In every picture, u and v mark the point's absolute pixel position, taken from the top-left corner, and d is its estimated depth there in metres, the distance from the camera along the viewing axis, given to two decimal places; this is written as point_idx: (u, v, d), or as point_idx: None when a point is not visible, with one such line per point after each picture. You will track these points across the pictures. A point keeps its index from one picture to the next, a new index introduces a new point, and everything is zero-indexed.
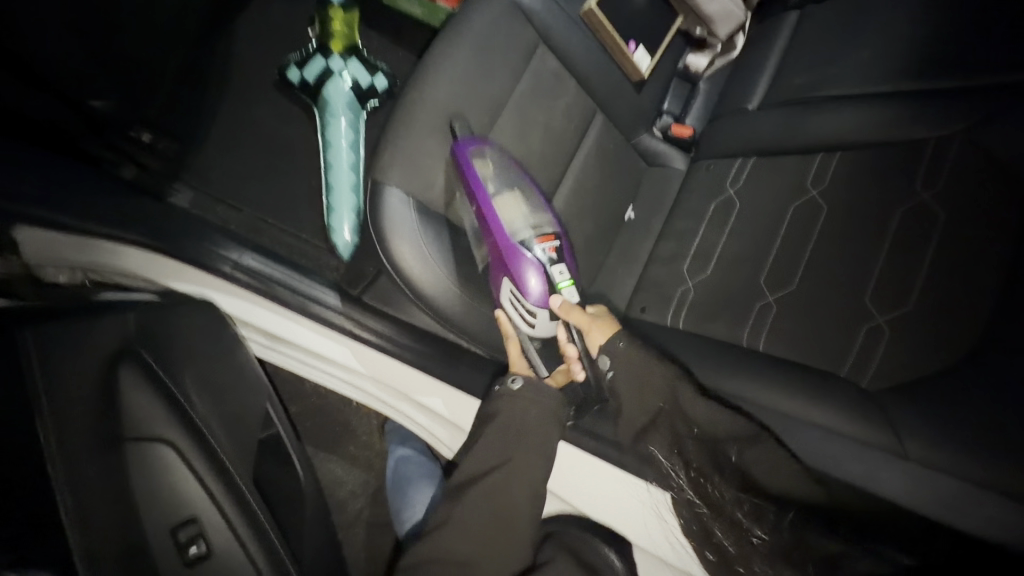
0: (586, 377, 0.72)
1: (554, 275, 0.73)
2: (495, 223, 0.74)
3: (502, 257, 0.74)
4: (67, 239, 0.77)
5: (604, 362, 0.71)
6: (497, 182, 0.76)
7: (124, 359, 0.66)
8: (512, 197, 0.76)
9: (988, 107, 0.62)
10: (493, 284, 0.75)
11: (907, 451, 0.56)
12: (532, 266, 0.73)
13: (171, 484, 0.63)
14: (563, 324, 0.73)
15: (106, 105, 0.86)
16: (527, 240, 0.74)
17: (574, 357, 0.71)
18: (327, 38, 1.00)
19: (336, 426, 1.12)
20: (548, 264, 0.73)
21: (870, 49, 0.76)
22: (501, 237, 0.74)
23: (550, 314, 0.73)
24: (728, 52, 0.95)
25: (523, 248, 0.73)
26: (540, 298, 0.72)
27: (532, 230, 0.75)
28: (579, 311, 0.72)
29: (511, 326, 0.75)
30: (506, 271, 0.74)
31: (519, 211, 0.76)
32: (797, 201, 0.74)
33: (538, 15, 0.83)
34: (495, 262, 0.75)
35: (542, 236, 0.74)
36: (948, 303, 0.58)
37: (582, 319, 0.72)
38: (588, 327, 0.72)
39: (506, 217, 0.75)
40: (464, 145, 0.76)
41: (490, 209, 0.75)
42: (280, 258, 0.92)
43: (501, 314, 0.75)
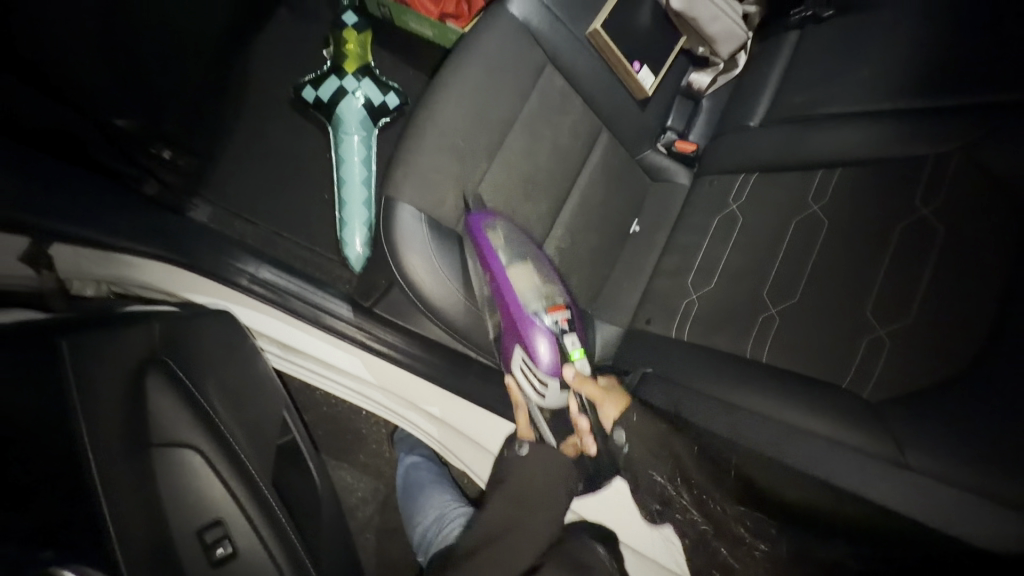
0: (597, 450, 0.77)
1: (566, 345, 0.80)
2: (510, 299, 0.81)
3: (513, 329, 0.81)
4: (93, 254, 0.79)
5: (617, 434, 0.75)
6: (509, 254, 0.81)
7: (151, 368, 0.69)
8: (524, 267, 0.82)
9: (986, 124, 0.64)
10: (506, 352, 0.82)
11: (908, 461, 0.57)
12: (543, 334, 0.80)
13: (199, 487, 0.66)
14: (575, 398, 0.79)
15: (129, 124, 0.88)
16: (540, 312, 0.81)
17: (586, 433, 0.77)
18: (340, 58, 1.03)
19: (347, 434, 1.14)
20: (559, 333, 0.81)
21: (869, 68, 0.78)
22: (516, 311, 0.80)
23: (561, 386, 0.80)
24: (730, 70, 0.98)
25: (536, 318, 0.80)
26: (552, 369, 0.79)
27: (545, 304, 0.81)
28: (590, 382, 0.79)
29: (521, 392, 0.81)
30: (519, 343, 0.80)
31: (530, 282, 0.82)
32: (798, 215, 0.76)
33: (546, 37, 0.86)
34: (508, 328, 0.81)
35: (554, 308, 0.81)
36: (947, 316, 0.59)
37: (594, 390, 0.79)
38: (598, 400, 0.78)
39: (518, 286, 0.81)
40: (477, 219, 0.81)
41: (506, 284, 0.81)
42: (295, 271, 0.95)
43: (516, 385, 0.81)
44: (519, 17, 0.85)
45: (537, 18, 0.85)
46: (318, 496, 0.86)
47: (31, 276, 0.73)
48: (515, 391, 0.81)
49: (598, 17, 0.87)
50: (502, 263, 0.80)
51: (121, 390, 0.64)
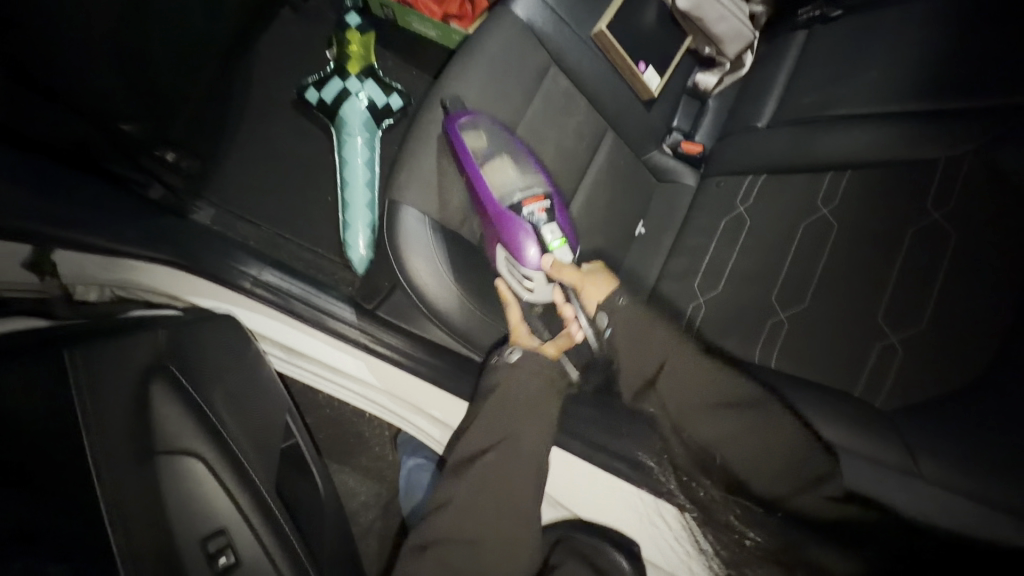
0: (584, 336, 0.76)
1: (545, 234, 0.77)
2: (485, 195, 0.79)
3: (494, 228, 0.78)
4: (98, 260, 0.80)
5: (602, 319, 0.76)
6: (488, 148, 0.79)
7: (156, 375, 0.69)
8: (500, 159, 0.79)
9: (998, 128, 0.63)
10: (490, 253, 0.80)
11: None
12: (526, 233, 0.77)
13: (203, 495, 0.65)
14: (559, 286, 0.79)
15: (137, 129, 0.83)
16: (517, 204, 0.78)
17: (573, 319, 0.77)
18: (344, 59, 1.03)
19: (350, 437, 1.13)
20: (539, 225, 0.77)
21: (878, 69, 0.77)
22: (492, 207, 0.78)
23: (544, 277, 0.78)
24: (737, 70, 0.97)
25: (516, 214, 0.77)
26: (534, 265, 0.77)
27: (520, 195, 0.78)
28: (570, 269, 0.76)
29: (508, 288, 0.78)
30: (502, 243, 0.78)
31: (507, 173, 0.79)
32: (807, 218, 0.75)
33: (551, 37, 0.85)
34: (490, 233, 0.80)
35: (529, 199, 0.78)
36: (961, 321, 0.58)
37: (574, 277, 0.77)
38: (581, 285, 0.77)
39: (495, 184, 0.79)
40: (455, 119, 0.79)
41: (479, 178, 0.79)
42: (299, 274, 0.95)
43: (501, 284, 0.79)
44: (523, 18, 0.84)
45: (542, 18, 0.85)
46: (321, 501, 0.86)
47: (33, 279, 0.76)
48: (505, 294, 0.78)
49: (603, 18, 0.86)
50: (476, 161, 0.78)
51: (128, 398, 0.64)
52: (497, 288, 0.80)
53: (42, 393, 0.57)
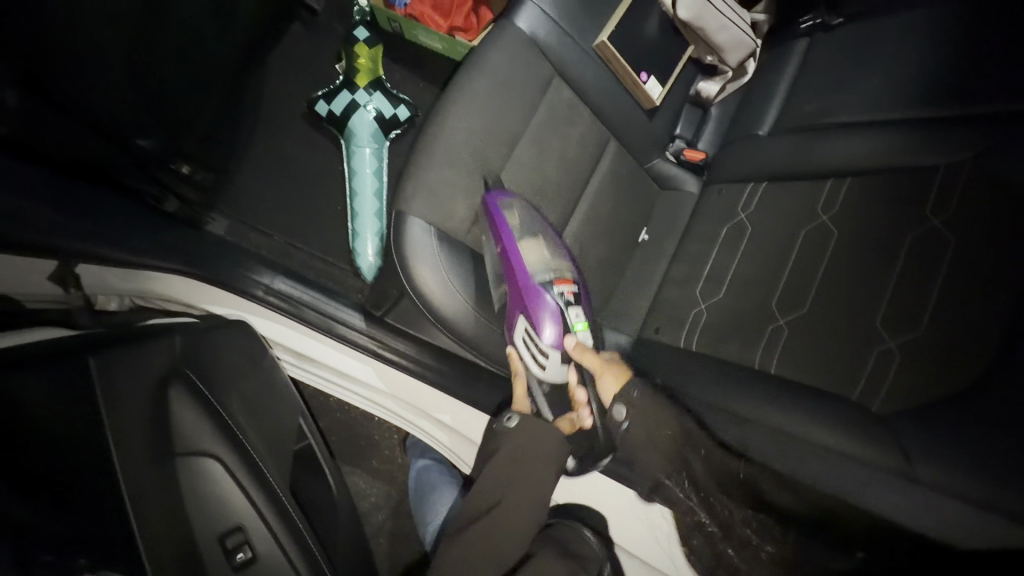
0: (593, 425, 0.78)
1: (570, 317, 0.80)
2: (519, 269, 0.80)
3: (518, 298, 0.80)
4: (120, 271, 0.84)
5: (617, 412, 0.74)
6: (523, 231, 0.81)
7: (175, 381, 0.71)
8: (535, 241, 0.82)
9: (995, 137, 0.64)
10: (510, 322, 0.81)
11: (917, 475, 0.56)
12: (549, 314, 0.80)
13: (221, 493, 0.68)
14: (575, 369, 0.80)
15: (151, 143, 0.83)
16: (548, 283, 0.81)
17: (584, 406, 0.79)
18: (352, 73, 1.05)
19: (360, 440, 1.16)
20: (565, 308, 0.81)
21: (877, 77, 0.77)
22: (522, 279, 0.80)
23: (563, 356, 0.80)
24: (739, 77, 0.98)
25: (545, 292, 0.80)
26: (556, 342, 0.79)
27: (551, 274, 0.82)
28: (592, 355, 0.79)
29: (521, 364, 0.81)
30: (525, 313, 0.80)
31: (541, 255, 0.82)
32: (807, 225, 0.76)
33: (553, 50, 0.87)
34: (512, 300, 0.82)
35: (560, 281, 0.81)
36: (957, 328, 0.59)
37: (594, 363, 0.79)
38: (598, 372, 0.79)
39: (527, 258, 0.81)
40: (494, 197, 0.81)
41: (518, 261, 0.80)
42: (309, 281, 0.97)
43: (517, 355, 0.81)
44: (526, 31, 0.86)
45: (545, 31, 0.86)
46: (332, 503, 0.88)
47: (58, 291, 0.80)
48: (517, 367, 0.81)
49: (605, 29, 0.88)
50: (515, 239, 0.80)
51: (147, 403, 0.67)
52: (507, 354, 0.83)
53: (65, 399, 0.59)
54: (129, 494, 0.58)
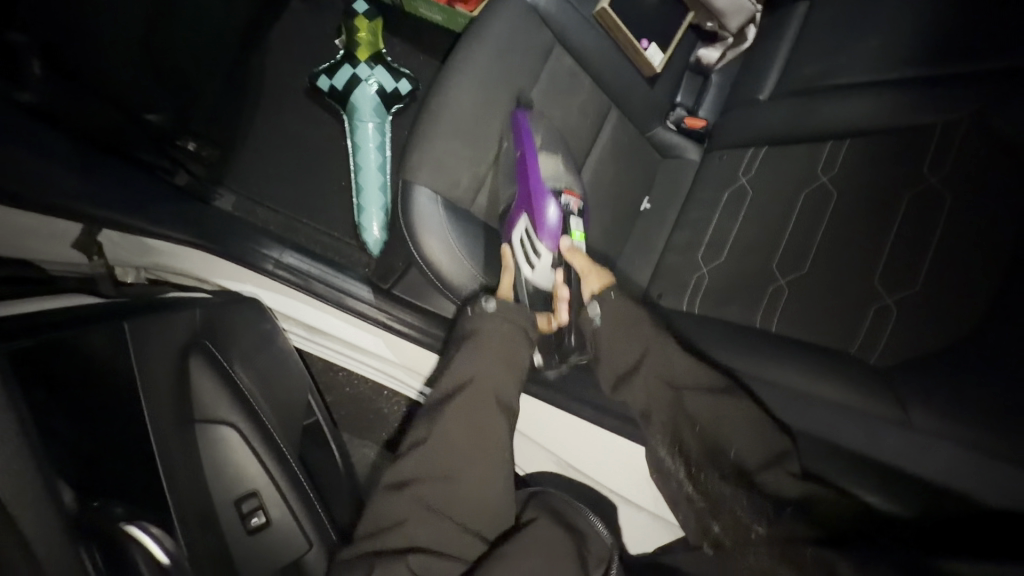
0: (571, 325, 0.78)
1: (572, 224, 0.82)
2: (531, 164, 0.82)
3: (525, 197, 0.82)
4: (132, 246, 0.85)
5: (592, 307, 0.75)
6: (545, 141, 0.84)
7: (195, 351, 0.74)
8: (552, 156, 0.85)
9: (994, 92, 0.64)
10: (512, 220, 0.82)
11: (911, 420, 0.59)
12: (553, 205, 0.80)
13: (236, 461, 0.70)
14: (563, 270, 0.80)
15: (160, 119, 0.85)
16: (557, 191, 0.83)
17: (563, 299, 0.78)
18: (353, 47, 1.06)
19: (368, 413, 1.19)
20: (568, 212, 0.82)
21: (877, 38, 0.78)
22: (533, 175, 0.82)
23: (554, 259, 0.80)
24: (740, 43, 0.97)
25: (554, 194, 0.82)
26: (554, 233, 0.79)
27: (559, 186, 0.85)
28: (580, 255, 0.79)
29: (514, 260, 0.79)
30: (527, 212, 0.81)
31: (554, 168, 0.85)
32: (808, 187, 0.77)
33: (554, 18, 0.87)
34: (521, 200, 0.83)
35: (567, 191, 0.84)
36: (956, 282, 0.60)
37: (582, 263, 0.79)
38: (584, 273, 0.79)
39: (543, 167, 0.83)
40: (522, 114, 0.85)
41: (531, 157, 0.82)
42: (316, 256, 1.00)
43: (510, 251, 0.79)
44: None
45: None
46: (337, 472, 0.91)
47: (83, 261, 0.81)
48: (508, 262, 0.78)
49: None
50: (535, 142, 0.83)
51: (172, 368, 0.69)
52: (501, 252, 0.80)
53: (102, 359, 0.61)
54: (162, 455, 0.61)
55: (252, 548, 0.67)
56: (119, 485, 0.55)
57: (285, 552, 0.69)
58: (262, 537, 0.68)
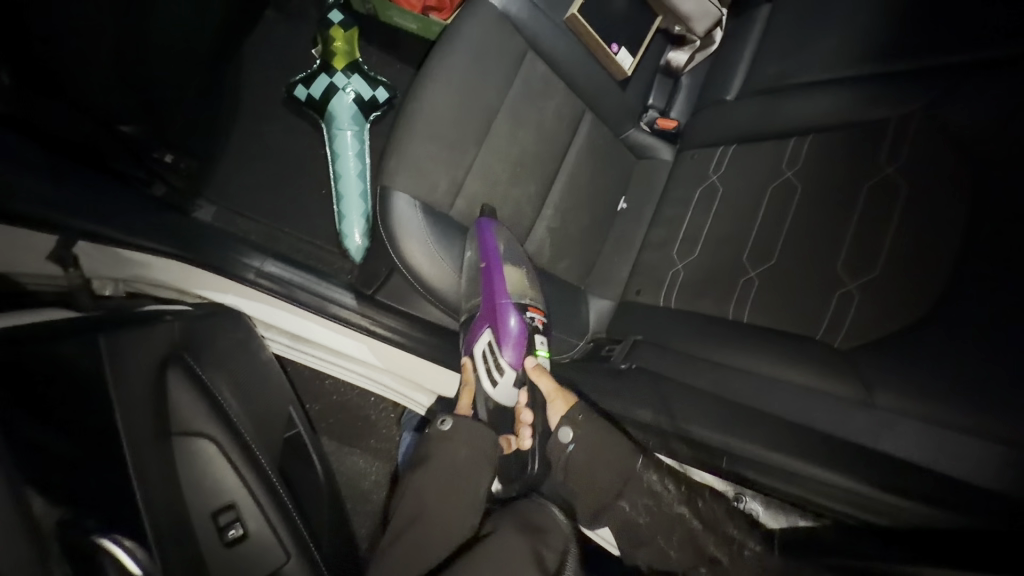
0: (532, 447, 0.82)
1: (535, 342, 0.85)
2: (500, 294, 0.84)
3: (490, 314, 0.85)
4: (109, 257, 0.85)
5: (564, 434, 0.74)
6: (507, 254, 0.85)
7: (173, 364, 0.73)
8: (518, 272, 0.86)
9: (940, 87, 0.68)
10: (475, 332, 0.85)
11: (876, 400, 0.61)
12: (514, 341, 0.83)
13: (214, 473, 0.70)
14: (525, 389, 0.84)
15: (136, 130, 0.85)
16: (522, 306, 0.85)
17: (526, 424, 0.82)
18: (330, 56, 1.06)
19: (357, 421, 1.19)
20: (532, 331, 0.85)
21: (834, 37, 0.81)
22: (499, 298, 0.84)
23: (518, 378, 0.84)
24: (708, 46, 1.01)
25: (517, 312, 0.84)
26: (515, 363, 0.83)
27: (525, 301, 0.86)
28: (545, 376, 0.82)
29: (474, 373, 0.85)
30: (491, 327, 0.84)
31: (519, 281, 0.86)
32: (773, 182, 0.80)
33: (525, 24, 0.89)
34: (483, 314, 0.85)
35: (533, 307, 0.86)
36: (913, 267, 0.63)
37: (550, 385, 0.81)
38: (551, 396, 0.80)
39: (509, 281, 0.85)
40: (486, 225, 0.85)
41: (502, 294, 0.84)
42: (299, 265, 0.99)
43: (471, 365, 0.85)
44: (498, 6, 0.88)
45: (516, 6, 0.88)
46: (322, 481, 0.91)
47: (57, 272, 0.79)
48: (470, 375, 0.85)
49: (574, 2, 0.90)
50: (500, 256, 0.84)
51: (148, 380, 0.69)
52: (463, 364, 0.87)
53: (74, 372, 0.61)
54: (137, 470, 0.61)
55: (225, 560, 0.67)
56: (95, 499, 0.54)
57: (262, 562, 0.69)
58: (239, 549, 0.68)
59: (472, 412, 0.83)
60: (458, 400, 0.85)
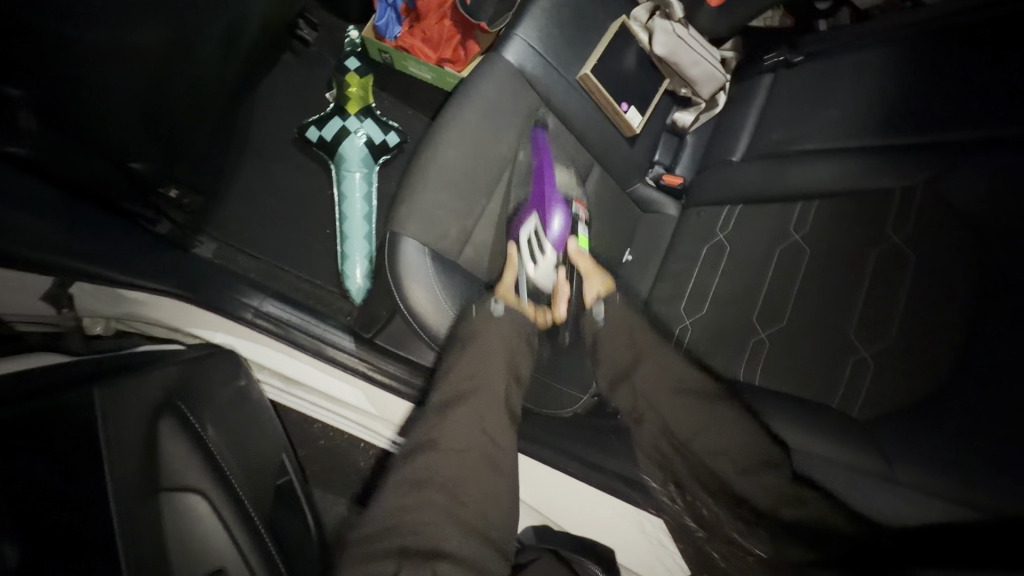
0: (565, 316, 0.91)
1: (578, 227, 0.92)
2: (545, 163, 0.91)
3: (537, 200, 0.91)
4: (107, 295, 0.82)
5: (597, 312, 0.86)
6: (560, 158, 0.94)
7: (167, 412, 0.69)
8: (568, 172, 0.94)
9: (948, 158, 0.69)
10: (523, 216, 0.91)
11: (897, 476, 0.58)
12: (562, 215, 0.91)
13: (201, 534, 0.66)
14: (564, 269, 0.92)
15: (145, 166, 0.82)
16: (568, 197, 0.92)
17: (563, 296, 0.91)
18: (343, 100, 1.08)
19: (344, 467, 1.13)
20: (576, 218, 0.92)
21: (836, 109, 0.85)
22: (548, 180, 0.91)
23: (558, 261, 0.91)
24: (712, 108, 1.04)
25: (565, 195, 0.92)
26: (559, 241, 0.91)
27: (571, 194, 0.93)
28: (585, 259, 0.91)
29: (519, 256, 0.89)
30: (538, 212, 0.91)
31: (568, 180, 0.93)
32: (781, 243, 0.80)
33: (540, 80, 0.91)
34: (532, 201, 0.92)
35: (578, 201, 0.93)
36: (929, 336, 0.62)
37: (585, 264, 0.91)
38: (587, 274, 0.91)
39: (557, 178, 0.92)
40: (540, 137, 0.92)
41: (548, 165, 0.91)
42: (296, 304, 0.97)
43: (517, 250, 0.89)
44: (514, 63, 0.89)
45: (531, 63, 0.90)
46: (310, 534, 0.87)
47: (51, 312, 0.78)
48: (514, 258, 0.89)
49: (589, 62, 0.93)
50: (553, 165, 0.92)
51: (145, 429, 0.64)
52: (507, 249, 0.90)
53: (76, 414, 0.56)
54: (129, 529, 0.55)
55: None
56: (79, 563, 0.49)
57: None
58: None
59: (517, 282, 0.88)
60: (495, 285, 0.87)
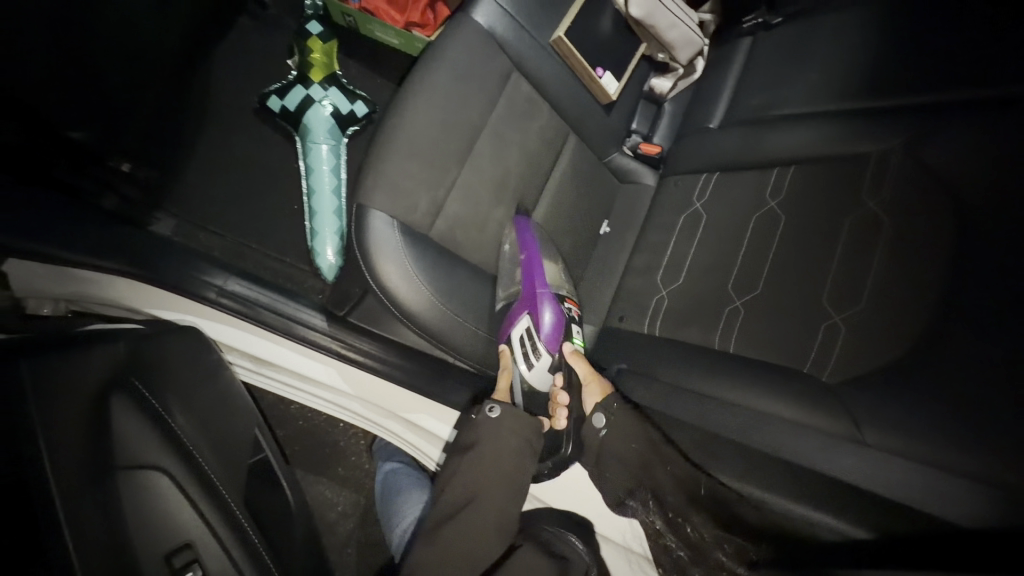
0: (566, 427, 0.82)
1: (572, 330, 0.89)
2: (533, 262, 0.87)
3: (528, 299, 0.87)
4: (47, 271, 0.80)
5: (598, 419, 0.74)
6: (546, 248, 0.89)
7: (115, 391, 0.67)
8: (552, 265, 0.90)
9: (915, 123, 0.69)
10: (512, 320, 0.87)
11: (866, 438, 0.59)
12: (549, 303, 0.87)
13: (164, 508, 0.63)
14: (561, 374, 0.86)
15: (86, 136, 0.80)
16: (558, 295, 0.90)
17: (562, 406, 0.82)
18: (306, 67, 1.02)
19: (324, 447, 1.12)
20: (569, 320, 0.89)
21: (813, 72, 0.83)
22: (538, 280, 0.87)
23: (553, 362, 0.86)
24: (690, 74, 1.01)
25: (556, 297, 0.89)
26: (552, 336, 0.86)
27: (561, 293, 0.90)
28: (582, 359, 0.84)
29: (511, 360, 0.84)
30: (527, 312, 0.86)
31: (557, 276, 0.91)
32: (757, 212, 0.80)
33: (510, 44, 0.87)
34: (522, 299, 0.88)
35: (569, 299, 0.91)
36: (901, 301, 0.62)
37: (585, 370, 0.82)
38: (586, 380, 0.81)
39: (546, 273, 0.89)
40: (523, 222, 0.89)
41: (534, 257, 0.87)
42: (265, 282, 0.93)
43: (509, 353, 0.84)
44: (483, 24, 0.85)
45: (502, 25, 0.86)
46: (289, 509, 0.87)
47: None
48: (506, 360, 0.84)
49: (562, 24, 0.88)
50: (538, 247, 0.88)
51: (85, 407, 0.62)
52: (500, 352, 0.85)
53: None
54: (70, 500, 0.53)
55: None
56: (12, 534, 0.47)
57: None
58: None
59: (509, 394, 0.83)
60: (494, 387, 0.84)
